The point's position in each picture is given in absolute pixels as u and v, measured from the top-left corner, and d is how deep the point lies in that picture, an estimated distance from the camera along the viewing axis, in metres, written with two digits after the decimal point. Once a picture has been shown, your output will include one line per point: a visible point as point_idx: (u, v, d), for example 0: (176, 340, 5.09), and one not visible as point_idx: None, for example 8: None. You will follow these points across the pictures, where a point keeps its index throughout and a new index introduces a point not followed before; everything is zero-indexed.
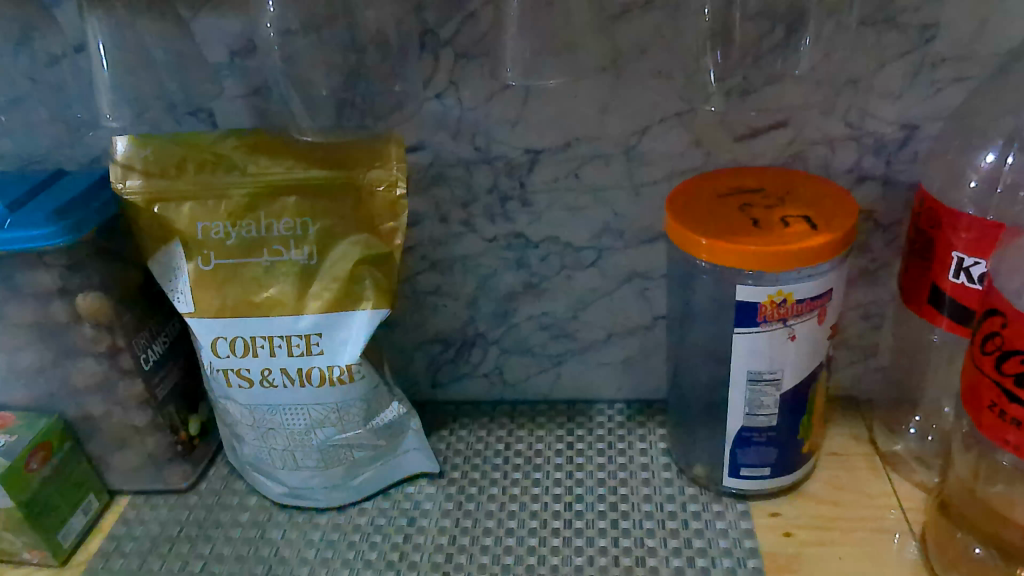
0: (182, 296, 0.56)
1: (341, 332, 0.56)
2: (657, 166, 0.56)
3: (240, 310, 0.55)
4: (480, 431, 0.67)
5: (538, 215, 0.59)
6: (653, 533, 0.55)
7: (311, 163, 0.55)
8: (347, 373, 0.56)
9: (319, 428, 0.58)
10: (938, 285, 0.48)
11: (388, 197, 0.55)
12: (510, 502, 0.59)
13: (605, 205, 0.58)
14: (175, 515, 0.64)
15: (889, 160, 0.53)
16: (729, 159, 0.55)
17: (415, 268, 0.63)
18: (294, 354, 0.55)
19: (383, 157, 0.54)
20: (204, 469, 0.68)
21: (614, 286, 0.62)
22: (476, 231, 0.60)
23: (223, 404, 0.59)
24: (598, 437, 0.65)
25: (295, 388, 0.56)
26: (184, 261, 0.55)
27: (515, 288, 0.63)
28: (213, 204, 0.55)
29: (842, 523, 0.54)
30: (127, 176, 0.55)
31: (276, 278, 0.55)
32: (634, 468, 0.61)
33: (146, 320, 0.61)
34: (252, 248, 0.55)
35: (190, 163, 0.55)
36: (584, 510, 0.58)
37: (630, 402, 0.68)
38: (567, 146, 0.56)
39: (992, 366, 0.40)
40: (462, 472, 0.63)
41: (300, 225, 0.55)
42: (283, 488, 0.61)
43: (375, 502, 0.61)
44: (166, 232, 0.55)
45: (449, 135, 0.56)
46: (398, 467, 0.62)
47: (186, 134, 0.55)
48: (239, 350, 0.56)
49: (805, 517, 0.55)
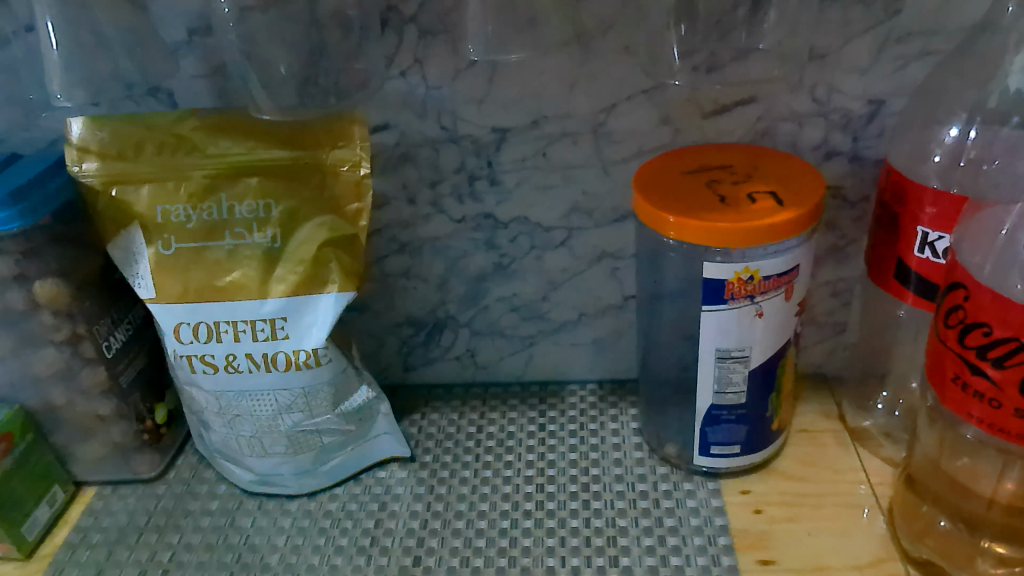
0: (143, 281, 0.54)
1: (306, 315, 0.54)
2: (626, 144, 0.55)
3: (202, 295, 0.54)
4: (452, 414, 0.67)
5: (506, 195, 0.58)
6: (626, 512, 0.55)
7: (273, 144, 0.54)
8: (313, 357, 0.55)
9: (287, 413, 0.57)
10: (903, 260, 0.47)
11: (352, 177, 0.54)
12: (481, 485, 0.59)
13: (574, 184, 0.58)
14: (144, 504, 0.63)
15: (856, 136, 0.53)
16: (697, 136, 0.54)
17: (384, 250, 0.62)
18: (259, 339, 0.54)
19: (346, 136, 0.53)
20: (173, 457, 0.67)
21: (584, 266, 0.62)
22: (444, 212, 0.60)
23: (188, 391, 0.58)
24: (570, 418, 0.65)
25: (261, 374, 0.55)
26: (144, 245, 0.54)
27: (484, 269, 0.62)
28: (173, 186, 0.53)
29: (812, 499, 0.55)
30: (83, 159, 0.53)
31: (239, 261, 0.54)
32: (606, 448, 0.61)
33: (109, 307, 0.60)
34: (214, 232, 0.54)
35: (148, 144, 0.54)
36: (555, 491, 0.58)
37: (603, 383, 0.68)
38: (535, 124, 0.55)
39: (955, 339, 0.40)
40: (434, 455, 0.63)
41: (262, 207, 0.54)
42: (252, 475, 0.60)
43: (347, 488, 0.61)
44: (125, 216, 0.54)
45: (415, 114, 0.55)
46: (369, 452, 0.61)
47: (144, 115, 0.54)
48: (202, 336, 0.54)
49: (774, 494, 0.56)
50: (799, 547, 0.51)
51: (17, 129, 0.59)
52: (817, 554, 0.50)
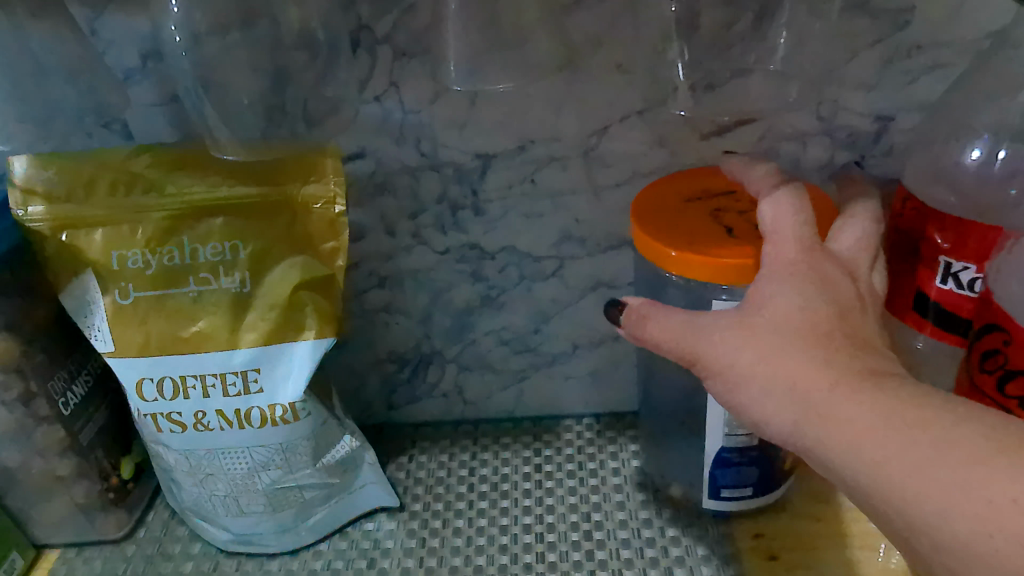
0: (99, 334, 0.49)
1: (281, 366, 0.50)
2: (619, 167, 0.51)
3: (166, 347, 0.49)
4: (441, 455, 0.63)
5: (492, 224, 0.55)
6: (631, 563, 0.52)
7: (238, 180, 0.49)
8: (290, 412, 0.51)
9: (264, 471, 0.52)
10: (923, 290, 0.45)
11: (326, 215, 0.50)
12: (477, 536, 0.55)
13: (565, 212, 0.54)
14: (112, 568, 0.58)
15: (863, 154, 0.50)
16: (695, 158, 0.51)
17: (363, 285, 0.58)
18: (230, 394, 0.50)
19: (318, 171, 0.49)
20: (142, 513, 0.63)
21: (577, 296, 0.58)
22: (426, 244, 0.56)
23: (155, 449, 0.53)
24: (567, 457, 0.61)
25: (234, 431, 0.51)
26: (99, 294, 0.49)
27: (471, 302, 0.59)
28: (129, 229, 0.48)
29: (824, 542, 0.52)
30: (28, 202, 0.48)
31: (206, 309, 0.49)
32: (607, 490, 0.58)
33: (63, 359, 0.55)
34: (176, 278, 0.49)
35: (100, 184, 0.48)
36: (557, 541, 0.54)
37: (599, 416, 0.65)
38: (522, 149, 0.51)
39: (993, 386, 0.37)
40: (424, 503, 0.59)
41: (229, 250, 0.49)
42: (228, 534, 0.56)
43: (332, 543, 0.57)
44: (77, 262, 0.49)
45: (392, 141, 0.51)
46: (354, 504, 0.57)
47: (94, 152, 0.49)
48: (167, 392, 0.50)
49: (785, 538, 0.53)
50: None
51: None
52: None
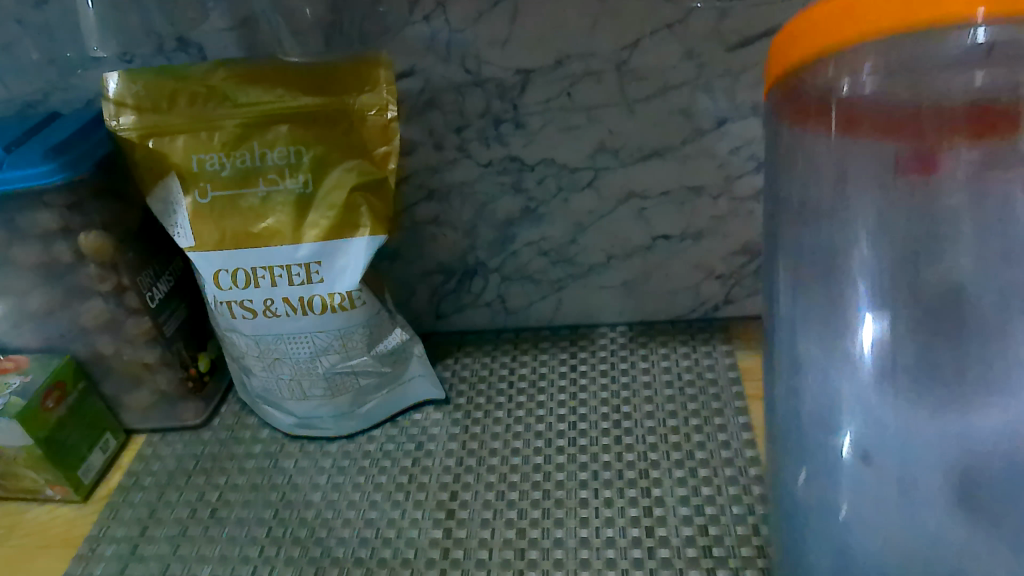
0: (182, 230, 0.56)
1: (340, 259, 0.56)
2: (650, 81, 0.55)
3: (239, 242, 0.55)
4: (485, 357, 0.69)
5: (531, 137, 0.59)
6: (658, 464, 0.57)
7: (302, 91, 0.54)
8: (348, 299, 0.57)
9: (324, 355, 0.59)
10: None
11: (379, 121, 0.55)
12: (515, 424, 0.62)
13: (599, 124, 0.58)
14: (190, 449, 0.66)
15: None
16: (723, 70, 0.55)
17: (414, 198, 0.63)
18: (296, 283, 0.56)
19: (372, 81, 0.54)
20: (217, 405, 0.70)
21: (612, 208, 0.62)
22: (472, 157, 0.60)
23: (229, 337, 0.60)
24: (600, 358, 0.67)
25: (298, 317, 0.57)
26: (181, 194, 0.55)
27: (512, 214, 0.63)
28: (207, 136, 0.54)
29: None
30: (120, 113, 0.54)
31: (273, 207, 0.55)
32: (637, 386, 0.64)
33: (150, 259, 0.62)
34: (248, 179, 0.55)
35: (182, 96, 0.54)
36: (588, 429, 0.61)
37: (633, 325, 0.70)
38: (559, 64, 0.55)
39: None
40: (467, 397, 0.65)
41: (294, 154, 0.54)
42: (293, 419, 0.63)
43: (384, 429, 0.64)
44: (162, 167, 0.55)
45: (439, 58, 0.56)
46: (404, 394, 0.64)
47: (177, 67, 0.54)
48: (241, 281, 0.56)
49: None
50: None
51: (55, 89, 0.59)
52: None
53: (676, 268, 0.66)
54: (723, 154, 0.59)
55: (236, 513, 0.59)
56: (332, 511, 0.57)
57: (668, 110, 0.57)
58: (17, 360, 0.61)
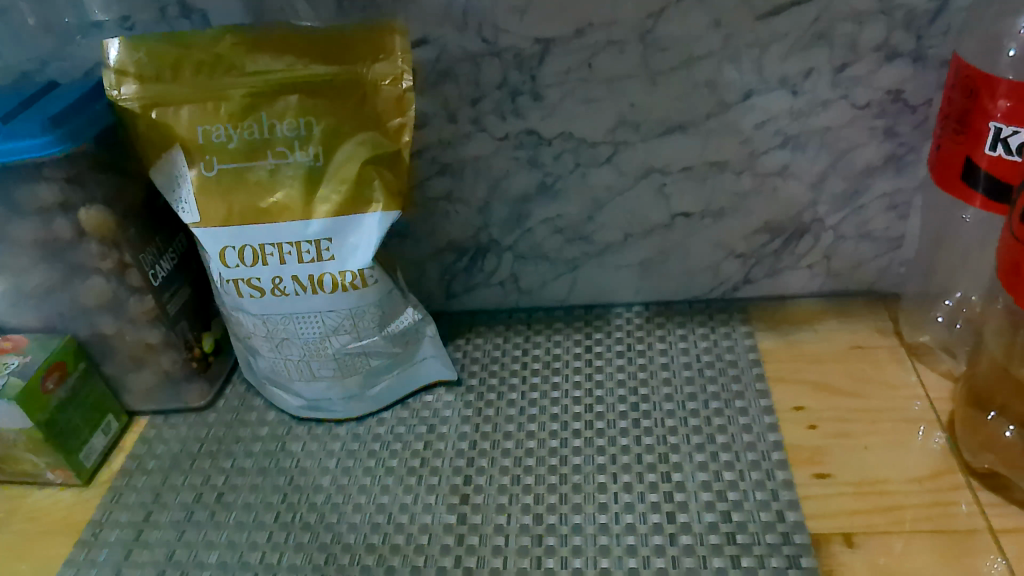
0: (186, 205, 0.54)
1: (351, 236, 0.54)
2: (674, 51, 0.53)
3: (247, 218, 0.53)
4: (497, 338, 0.67)
5: (549, 110, 0.57)
6: (678, 448, 0.55)
7: (312, 59, 0.52)
8: (358, 278, 0.55)
9: (334, 336, 0.57)
10: (972, 160, 0.46)
11: (394, 92, 0.52)
12: (529, 406, 0.60)
13: (620, 97, 0.56)
14: (195, 432, 0.64)
15: (920, 35, 0.52)
16: (750, 40, 0.53)
17: (426, 173, 0.60)
18: (305, 261, 0.54)
19: (386, 50, 0.52)
20: (221, 387, 0.68)
21: (631, 184, 0.60)
22: (487, 130, 0.58)
23: (235, 316, 0.58)
24: (616, 339, 0.66)
25: (308, 296, 0.55)
26: (186, 168, 0.53)
27: (528, 191, 0.61)
28: (213, 106, 0.52)
29: (887, 486, 0.51)
30: (121, 82, 0.52)
31: (282, 181, 0.53)
32: (654, 368, 0.62)
33: (153, 236, 0.59)
34: (256, 152, 0.53)
35: (187, 65, 0.52)
36: (605, 411, 0.59)
37: (649, 305, 0.68)
38: (580, 33, 0.53)
39: None
40: (480, 379, 0.64)
41: (304, 125, 0.52)
42: (301, 401, 0.62)
43: (394, 411, 0.62)
44: (166, 138, 0.53)
45: (455, 27, 0.53)
46: (416, 376, 0.62)
47: (182, 34, 0.52)
48: (248, 259, 0.54)
49: (836, 501, 0.50)
50: (855, 460, 0.53)
51: (53, 58, 0.57)
52: (897, 565, 0.46)
53: (695, 246, 0.64)
54: (748, 129, 0.57)
55: (244, 498, 0.57)
56: (342, 496, 0.56)
57: (692, 82, 0.55)
58: (15, 340, 0.59)
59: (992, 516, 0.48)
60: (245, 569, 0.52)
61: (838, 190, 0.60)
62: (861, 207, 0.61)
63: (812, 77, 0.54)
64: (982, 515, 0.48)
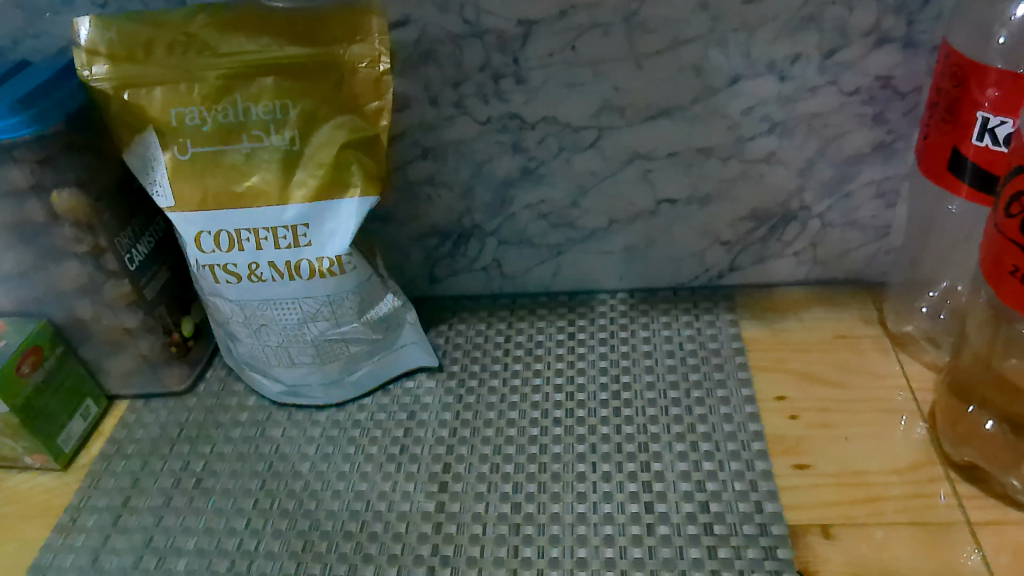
0: (161, 189, 0.53)
1: (329, 221, 0.53)
2: (660, 34, 0.52)
3: (222, 202, 0.52)
4: (480, 324, 0.67)
5: (533, 93, 0.56)
6: (658, 437, 0.55)
7: (288, 40, 0.50)
8: (337, 264, 0.54)
9: (312, 322, 0.56)
10: (960, 150, 0.45)
11: (371, 74, 0.51)
12: (511, 394, 0.60)
13: (605, 80, 0.55)
14: (175, 416, 0.64)
15: (911, 19, 0.51)
16: (738, 24, 0.51)
17: (407, 156, 0.59)
18: (282, 247, 0.53)
19: (363, 30, 0.51)
20: (202, 370, 0.67)
21: (616, 169, 0.59)
22: (469, 114, 0.57)
23: (212, 301, 0.57)
24: (600, 326, 0.65)
25: (285, 282, 0.54)
26: (160, 151, 0.52)
27: (511, 175, 0.60)
28: (186, 88, 0.51)
29: (866, 478, 0.51)
30: (93, 62, 0.51)
31: (258, 165, 0.52)
32: (637, 356, 0.62)
33: (129, 219, 0.58)
34: (231, 135, 0.51)
35: (159, 44, 0.51)
36: (586, 400, 0.59)
37: (633, 292, 0.68)
38: (564, 15, 0.52)
39: (1017, 229, 0.38)
40: (462, 365, 0.63)
41: (280, 108, 0.51)
42: (281, 386, 0.61)
43: (376, 398, 0.62)
44: (139, 120, 0.52)
45: (436, 7, 0.52)
46: (397, 362, 0.62)
47: (153, 13, 0.51)
48: (224, 244, 0.53)
49: (815, 492, 0.50)
50: (835, 451, 0.53)
51: (24, 35, 0.55)
52: (874, 556, 0.46)
53: (681, 233, 0.63)
54: (735, 114, 0.56)
55: (222, 484, 0.57)
56: (321, 483, 0.55)
57: (678, 66, 0.54)
58: None
59: (970, 509, 0.48)
60: (222, 556, 0.51)
61: (826, 177, 0.59)
62: (848, 194, 0.60)
63: (801, 62, 0.53)
64: (960, 508, 0.48)
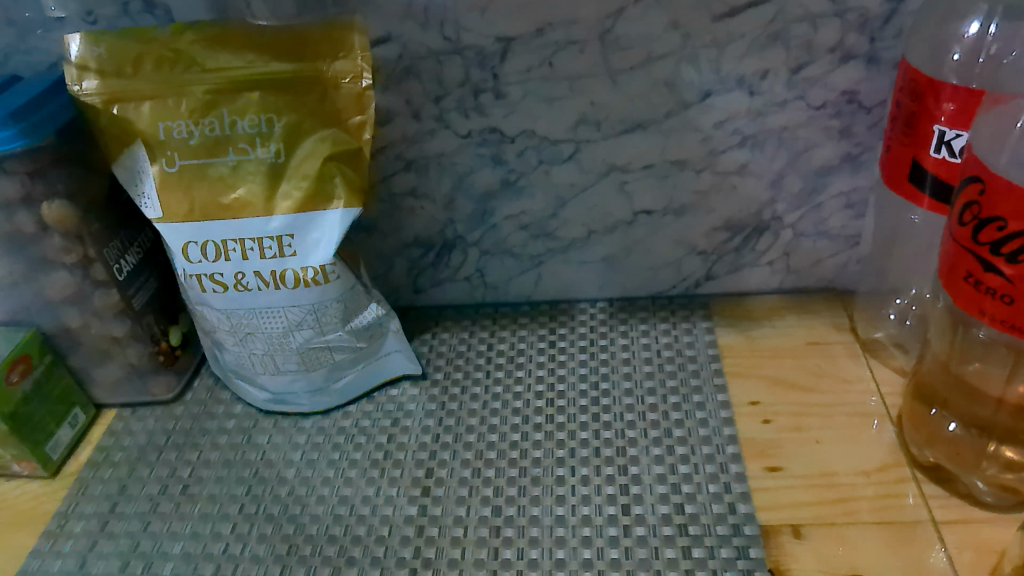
0: (149, 201, 0.54)
1: (313, 232, 0.55)
2: (634, 51, 0.54)
3: (208, 213, 0.54)
4: (463, 333, 0.68)
5: (512, 107, 0.57)
6: (636, 442, 0.56)
7: (273, 56, 0.52)
8: (321, 273, 0.55)
9: (297, 330, 0.58)
10: (919, 162, 0.47)
11: (354, 90, 0.53)
12: (493, 400, 0.61)
13: (582, 95, 0.56)
14: (163, 424, 0.65)
15: (874, 37, 0.53)
16: (708, 41, 0.53)
17: (391, 169, 0.61)
18: (267, 257, 0.55)
19: (346, 47, 0.52)
20: (189, 379, 0.68)
21: (593, 180, 0.61)
22: (450, 127, 0.58)
23: (199, 310, 0.59)
24: (580, 334, 0.67)
25: (270, 291, 0.56)
26: (148, 163, 0.53)
27: (492, 187, 0.62)
28: (174, 102, 0.52)
29: (836, 479, 0.52)
30: (82, 77, 0.52)
31: (244, 177, 0.53)
32: (616, 363, 0.63)
33: (117, 230, 0.60)
34: (217, 148, 0.53)
35: (147, 60, 0.52)
36: (566, 405, 0.60)
37: (612, 300, 0.69)
38: (541, 32, 0.54)
39: (968, 236, 0.40)
40: (445, 373, 0.64)
41: (265, 122, 0.53)
42: (267, 394, 0.62)
43: (360, 405, 0.63)
44: (128, 133, 0.53)
45: (417, 25, 0.54)
46: (381, 369, 0.63)
47: (141, 30, 0.52)
48: (211, 254, 0.55)
49: (786, 493, 0.52)
50: (806, 453, 0.54)
51: (16, 51, 0.57)
52: (842, 554, 0.47)
53: (657, 243, 0.65)
54: (707, 128, 0.58)
55: (209, 490, 0.58)
56: (306, 488, 0.56)
57: (652, 80, 0.55)
58: None
59: (935, 508, 0.50)
60: (208, 560, 0.52)
61: (796, 188, 0.61)
62: (818, 205, 0.62)
63: (769, 77, 0.55)
64: (927, 507, 0.50)
